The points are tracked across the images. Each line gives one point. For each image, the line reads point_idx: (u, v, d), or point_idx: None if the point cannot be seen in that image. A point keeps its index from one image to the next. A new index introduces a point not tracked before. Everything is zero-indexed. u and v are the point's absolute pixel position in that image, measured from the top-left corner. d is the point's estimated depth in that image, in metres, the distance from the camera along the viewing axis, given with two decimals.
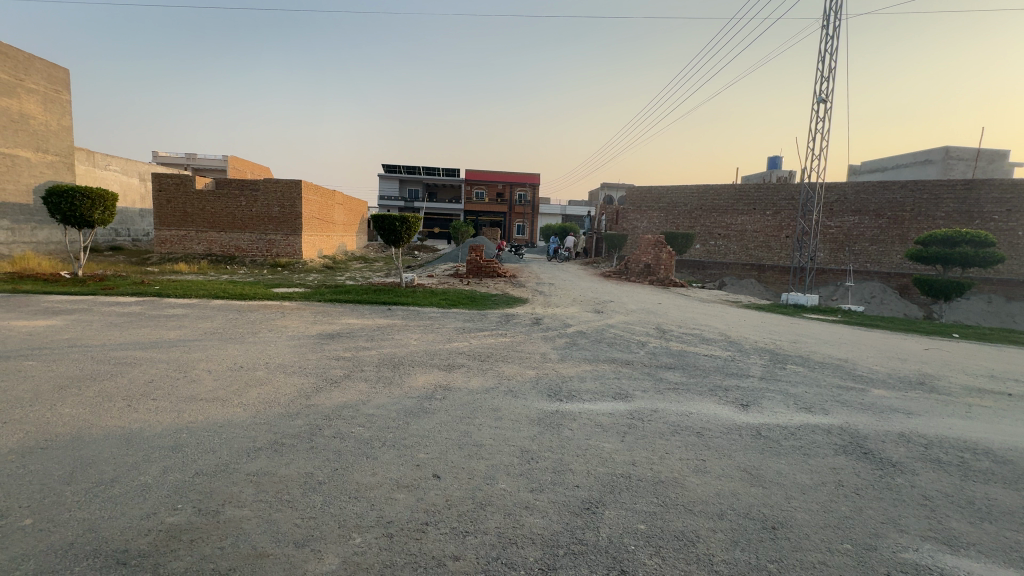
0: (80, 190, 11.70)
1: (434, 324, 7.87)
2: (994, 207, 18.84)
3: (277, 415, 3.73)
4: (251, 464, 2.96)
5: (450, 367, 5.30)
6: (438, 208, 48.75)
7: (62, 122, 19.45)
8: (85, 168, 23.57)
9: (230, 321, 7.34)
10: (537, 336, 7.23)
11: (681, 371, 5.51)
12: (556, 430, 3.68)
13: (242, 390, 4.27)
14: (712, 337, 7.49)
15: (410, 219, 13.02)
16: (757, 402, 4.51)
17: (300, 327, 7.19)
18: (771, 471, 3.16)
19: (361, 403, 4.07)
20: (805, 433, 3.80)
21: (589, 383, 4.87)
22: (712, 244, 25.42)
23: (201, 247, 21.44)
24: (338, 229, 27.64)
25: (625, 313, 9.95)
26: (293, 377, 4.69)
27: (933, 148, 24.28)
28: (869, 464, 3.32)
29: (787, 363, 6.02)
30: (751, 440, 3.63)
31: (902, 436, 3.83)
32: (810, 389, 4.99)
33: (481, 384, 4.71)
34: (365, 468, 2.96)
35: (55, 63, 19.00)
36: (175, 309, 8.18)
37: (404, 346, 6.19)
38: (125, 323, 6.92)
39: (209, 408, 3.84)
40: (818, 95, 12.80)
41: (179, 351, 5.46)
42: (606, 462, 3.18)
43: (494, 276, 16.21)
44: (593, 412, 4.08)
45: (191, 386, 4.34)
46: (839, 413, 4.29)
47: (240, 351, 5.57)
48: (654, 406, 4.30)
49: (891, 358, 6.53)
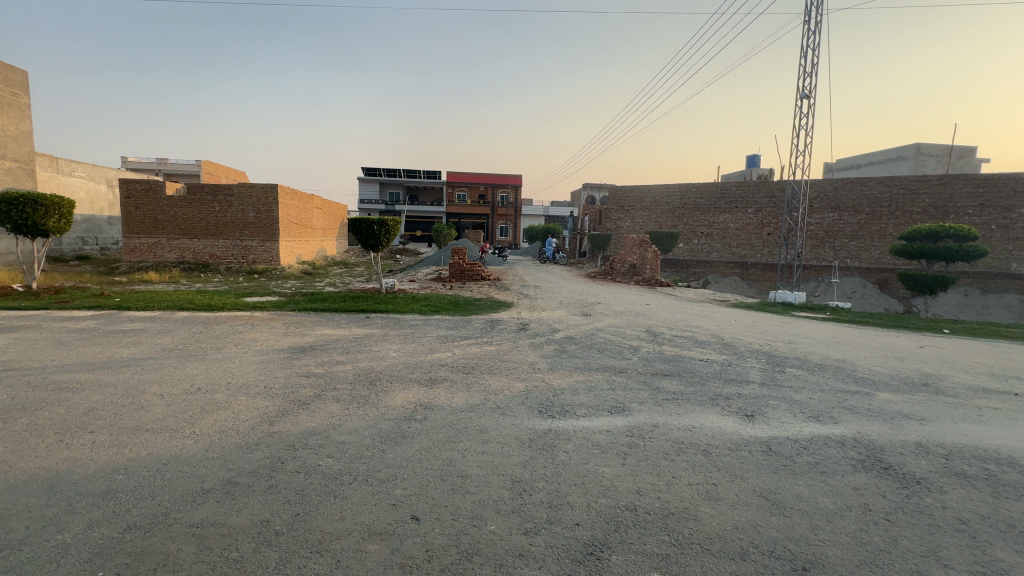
0: (29, 197, 10.87)
1: (415, 333, 7.41)
2: (968, 202, 19.18)
3: (235, 447, 3.29)
4: (195, 512, 2.52)
5: (431, 381, 4.88)
6: (421, 211, 48.14)
7: (22, 126, 18.48)
8: (48, 175, 22.46)
9: (192, 336, 6.78)
10: (525, 343, 6.84)
11: (677, 378, 5.20)
12: (550, 453, 3.32)
13: (197, 417, 3.81)
14: (705, 340, 7.23)
15: (389, 223, 12.51)
16: (761, 413, 4.21)
17: (269, 340, 6.67)
18: (790, 494, 2.85)
19: (331, 428, 3.64)
20: (818, 447, 3.50)
21: (583, 397, 4.51)
22: (694, 242, 25.48)
23: (172, 255, 20.58)
24: (317, 233, 26.88)
25: (613, 315, 9.64)
26: (257, 399, 4.22)
27: (906, 145, 24.74)
28: (892, 482, 3.03)
29: (786, 367, 5.76)
30: (762, 457, 3.33)
31: (920, 446, 3.57)
32: (814, 394, 4.72)
33: (466, 401, 4.31)
34: (333, 513, 2.54)
35: (13, 65, 18.06)
36: (135, 323, 7.60)
37: (382, 359, 5.76)
38: (74, 341, 6.31)
39: (155, 441, 3.37)
40: (802, 91, 12.68)
41: (130, 372, 4.92)
42: (608, 491, 2.83)
43: (477, 279, 15.79)
44: (589, 430, 3.73)
45: (138, 414, 3.84)
46: (850, 422, 4.02)
47: (200, 371, 5.06)
48: (654, 420, 3.97)
49: (889, 357, 6.33)
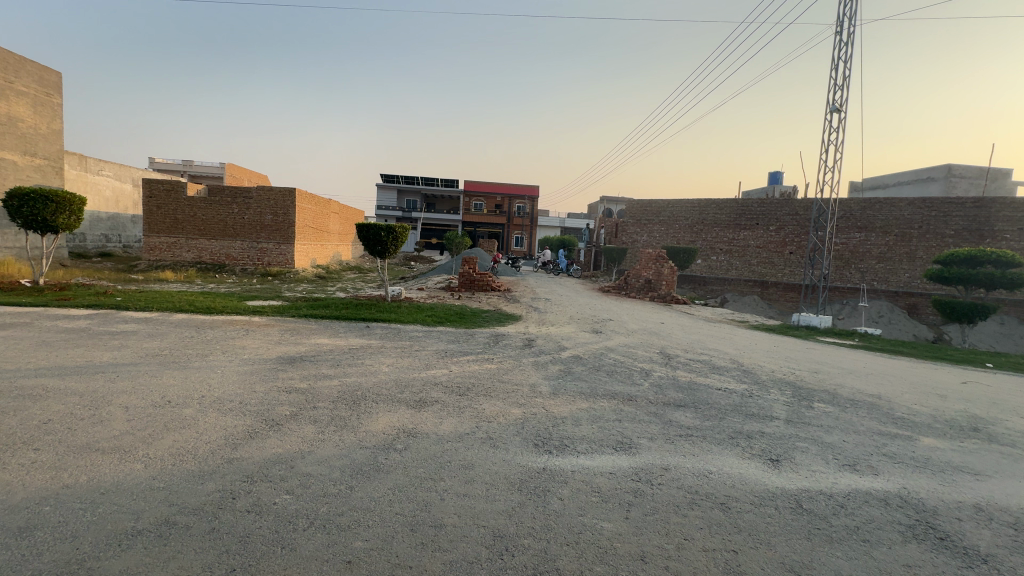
0: (42, 193, 10.89)
1: (413, 346, 7.02)
2: (1004, 226, 18.26)
3: (185, 476, 2.92)
4: (114, 562, 2.14)
5: (421, 403, 4.47)
6: (437, 219, 48.18)
7: (53, 126, 18.85)
8: (76, 173, 22.95)
9: (182, 340, 6.52)
10: (527, 362, 6.40)
11: (692, 410, 4.70)
12: (541, 499, 2.87)
13: (156, 436, 3.46)
14: (723, 365, 6.71)
15: (397, 230, 12.16)
16: (789, 457, 3.70)
17: (259, 348, 6.34)
18: (827, 570, 2.35)
19: (298, 457, 3.25)
20: (857, 506, 2.99)
21: (586, 429, 4.04)
22: (713, 259, 24.80)
23: (189, 255, 20.69)
24: (332, 238, 26.86)
25: (626, 334, 9.14)
26: (227, 417, 3.86)
27: (936, 166, 23.88)
28: (952, 560, 2.50)
29: (814, 401, 5.20)
30: (791, 516, 2.84)
31: (980, 510, 3.02)
32: (848, 437, 4.18)
33: (455, 429, 3.88)
34: (275, 571, 2.14)
35: (48, 66, 18.50)
36: (129, 325, 7.36)
37: (373, 374, 5.37)
38: (61, 342, 6.07)
39: (101, 464, 3.02)
40: (833, 104, 12.08)
41: (102, 380, 4.60)
42: (606, 556, 2.37)
43: (487, 289, 15.43)
44: (589, 471, 3.28)
45: (93, 430, 3.50)
46: (893, 474, 3.49)
47: (175, 381, 4.72)
48: (664, 461, 3.48)
49: (931, 394, 5.71)
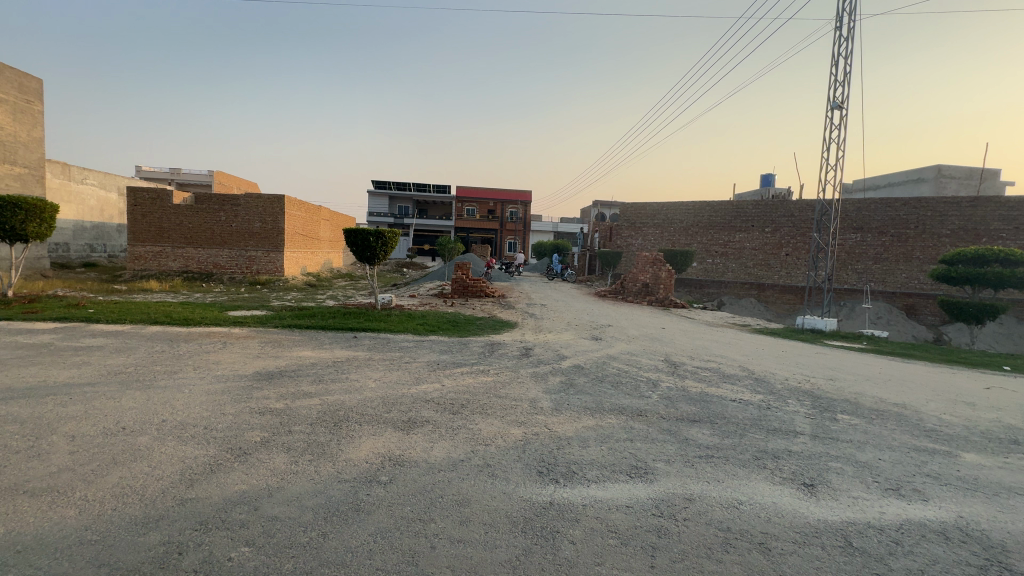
0: (12, 201, 10.31)
1: (403, 358, 6.55)
2: (1000, 225, 18.10)
3: (124, 525, 2.43)
4: None
5: (409, 424, 4.01)
6: (430, 225, 47.72)
7: (33, 133, 18.24)
8: (58, 182, 22.29)
9: (152, 356, 6.01)
10: (526, 374, 5.95)
11: (708, 426, 4.29)
12: (551, 544, 2.43)
13: (99, 472, 2.97)
14: (734, 374, 6.30)
15: (386, 234, 11.69)
16: (824, 481, 3.29)
17: (235, 363, 5.85)
18: None
19: (265, 495, 2.78)
20: (918, 545, 2.57)
21: (595, 452, 3.60)
22: (708, 262, 24.58)
23: (175, 263, 20.07)
24: (323, 245, 26.30)
25: (627, 340, 8.72)
26: (187, 446, 3.38)
27: (927, 166, 23.87)
28: None
29: (838, 413, 4.80)
30: (841, 558, 2.42)
31: None
32: (884, 455, 3.78)
33: (447, 456, 3.43)
34: None
35: (28, 73, 17.89)
36: (98, 339, 6.84)
37: (358, 391, 4.90)
38: (19, 360, 5.55)
39: (24, 511, 2.52)
40: (833, 101, 11.81)
41: (51, 404, 4.09)
42: None
43: (481, 295, 14.99)
44: (603, 504, 2.84)
45: (25, 466, 2.99)
46: (944, 500, 3.09)
47: (135, 404, 4.21)
48: (687, 490, 3.06)
49: (959, 403, 5.32)
